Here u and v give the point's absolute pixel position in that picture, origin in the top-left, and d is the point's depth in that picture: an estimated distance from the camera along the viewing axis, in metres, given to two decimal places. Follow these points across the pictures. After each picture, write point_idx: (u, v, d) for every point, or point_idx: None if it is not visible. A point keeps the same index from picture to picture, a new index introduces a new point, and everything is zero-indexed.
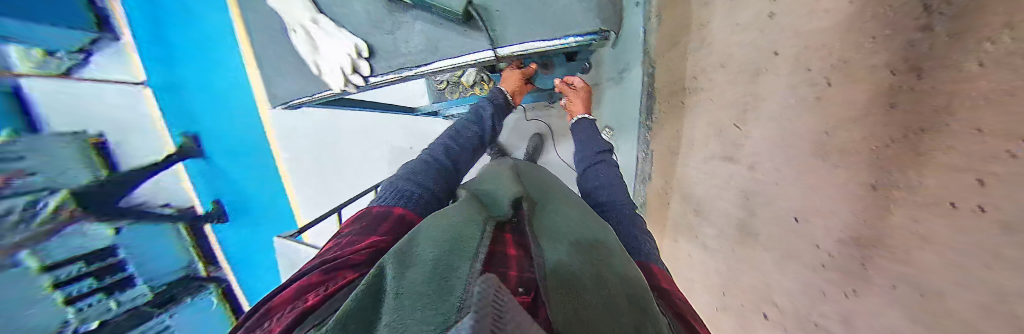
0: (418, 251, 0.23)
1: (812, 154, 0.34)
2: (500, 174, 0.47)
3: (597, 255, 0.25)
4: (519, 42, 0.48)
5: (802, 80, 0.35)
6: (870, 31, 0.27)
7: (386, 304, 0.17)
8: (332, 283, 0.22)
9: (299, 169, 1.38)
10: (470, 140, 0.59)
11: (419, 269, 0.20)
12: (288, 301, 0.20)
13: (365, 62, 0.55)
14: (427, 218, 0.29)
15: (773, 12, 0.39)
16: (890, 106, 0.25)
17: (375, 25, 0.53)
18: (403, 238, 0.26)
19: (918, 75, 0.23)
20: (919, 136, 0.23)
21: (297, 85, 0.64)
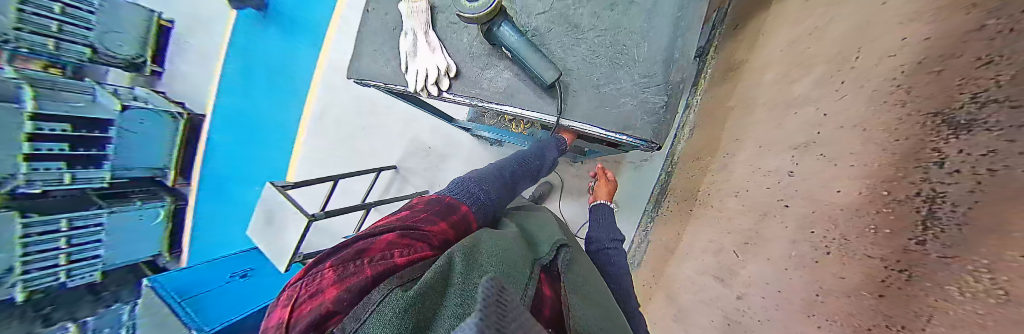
0: (484, 260, 0.30)
1: (801, 307, 0.36)
2: (545, 219, 0.54)
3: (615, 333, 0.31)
4: (581, 121, 0.55)
5: (805, 238, 0.39)
6: (872, 223, 0.31)
7: (467, 294, 0.24)
8: (411, 252, 0.31)
9: (321, 125, 1.49)
10: (532, 170, 0.63)
11: (481, 273, 0.27)
12: (385, 248, 0.30)
13: (447, 81, 0.61)
14: (490, 234, 0.37)
15: (791, 172, 0.45)
16: (878, 293, 0.28)
17: (472, 57, 0.61)
18: (469, 241, 0.33)
19: (906, 276, 0.26)
20: (896, 330, 0.25)
21: (375, 66, 0.66)
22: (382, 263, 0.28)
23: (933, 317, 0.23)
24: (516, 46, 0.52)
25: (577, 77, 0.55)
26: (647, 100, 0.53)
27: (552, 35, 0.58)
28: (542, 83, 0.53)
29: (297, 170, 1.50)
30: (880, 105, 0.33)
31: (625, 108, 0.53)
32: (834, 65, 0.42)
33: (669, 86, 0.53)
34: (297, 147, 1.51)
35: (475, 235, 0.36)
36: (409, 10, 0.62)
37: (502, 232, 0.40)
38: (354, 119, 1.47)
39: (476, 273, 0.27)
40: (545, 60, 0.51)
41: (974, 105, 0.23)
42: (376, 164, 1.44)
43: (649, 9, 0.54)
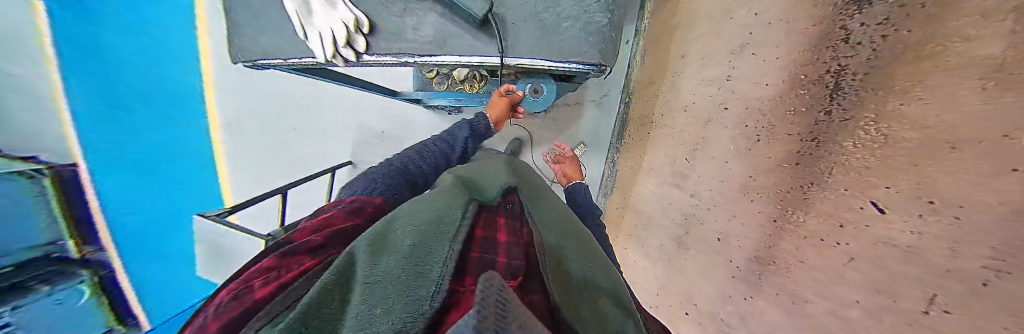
0: (400, 238, 0.29)
1: (738, 191, 0.43)
2: (496, 169, 0.58)
3: (586, 252, 0.36)
4: (527, 56, 0.52)
5: (740, 133, 0.44)
6: (790, 107, 0.36)
7: (382, 283, 0.22)
8: (290, 269, 0.27)
9: (241, 132, 1.22)
10: (436, 157, 0.66)
11: (393, 256, 0.26)
12: (264, 270, 0.27)
13: (362, 38, 0.52)
14: (412, 208, 0.37)
15: (728, 77, 0.48)
16: (795, 163, 0.35)
17: (386, 5, 0.51)
18: (381, 224, 0.32)
19: (816, 144, 0.33)
20: (809, 188, 0.33)
21: (271, 44, 0.56)
22: (246, 297, 0.23)
23: (834, 170, 0.31)
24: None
25: (511, 8, 0.51)
26: (590, 20, 0.50)
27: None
28: (474, 17, 0.49)
29: (230, 188, 1.26)
30: None
31: (571, 33, 0.51)
32: None
33: (608, 5, 0.49)
34: (216, 161, 1.22)
35: (388, 217, 0.35)
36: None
37: (425, 199, 0.40)
38: (281, 117, 1.22)
39: (390, 254, 0.26)
40: None
41: None
42: (329, 162, 1.26)
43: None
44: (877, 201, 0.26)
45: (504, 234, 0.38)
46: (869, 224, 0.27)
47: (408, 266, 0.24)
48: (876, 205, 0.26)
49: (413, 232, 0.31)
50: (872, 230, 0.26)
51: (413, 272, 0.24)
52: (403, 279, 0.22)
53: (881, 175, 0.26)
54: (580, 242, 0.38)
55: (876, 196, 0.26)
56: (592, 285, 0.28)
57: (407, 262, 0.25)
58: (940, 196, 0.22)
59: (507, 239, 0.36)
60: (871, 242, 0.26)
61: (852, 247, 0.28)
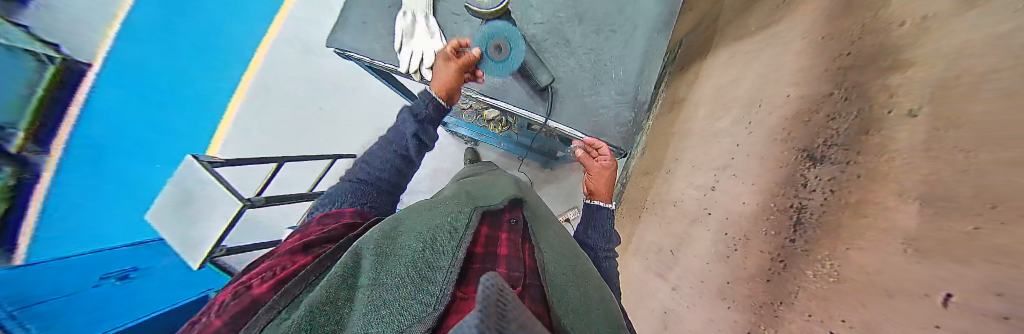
0: (404, 252, 0.36)
1: (716, 295, 0.46)
2: (505, 181, 0.66)
3: (577, 277, 0.43)
4: (567, 124, 0.62)
5: (720, 239, 0.49)
6: (761, 226, 0.43)
7: (386, 292, 0.29)
8: (282, 268, 0.36)
9: (269, 101, 1.48)
10: (388, 163, 0.59)
11: (399, 261, 0.34)
12: (263, 272, 0.35)
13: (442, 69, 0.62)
14: (421, 220, 0.44)
15: (713, 187, 0.55)
16: (766, 279, 0.40)
17: (472, 55, 0.63)
18: (384, 230, 0.40)
19: (783, 265, 0.38)
20: (778, 305, 0.37)
21: (360, 43, 0.64)
22: (248, 294, 0.31)
23: (799, 294, 0.35)
24: (514, 45, 0.56)
25: (565, 86, 0.62)
26: (619, 114, 0.61)
27: (548, 43, 0.62)
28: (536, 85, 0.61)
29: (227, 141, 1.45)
30: (778, 143, 0.45)
31: (604, 117, 0.61)
32: (744, 108, 0.54)
33: (636, 105, 0.60)
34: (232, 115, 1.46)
35: (394, 224, 0.43)
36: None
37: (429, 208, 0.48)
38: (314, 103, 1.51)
39: (402, 262, 0.34)
40: (540, 63, 0.59)
41: (833, 151, 0.38)
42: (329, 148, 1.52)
43: (627, 36, 0.61)
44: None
45: (504, 247, 0.44)
46: None
47: (413, 274, 0.32)
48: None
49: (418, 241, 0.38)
50: None
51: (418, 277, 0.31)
52: (407, 284, 0.30)
53: (842, 308, 0.31)
54: (575, 269, 0.45)
55: (838, 328, 0.31)
56: (575, 310, 0.35)
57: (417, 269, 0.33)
58: None
59: (508, 251, 0.43)
60: None
61: None
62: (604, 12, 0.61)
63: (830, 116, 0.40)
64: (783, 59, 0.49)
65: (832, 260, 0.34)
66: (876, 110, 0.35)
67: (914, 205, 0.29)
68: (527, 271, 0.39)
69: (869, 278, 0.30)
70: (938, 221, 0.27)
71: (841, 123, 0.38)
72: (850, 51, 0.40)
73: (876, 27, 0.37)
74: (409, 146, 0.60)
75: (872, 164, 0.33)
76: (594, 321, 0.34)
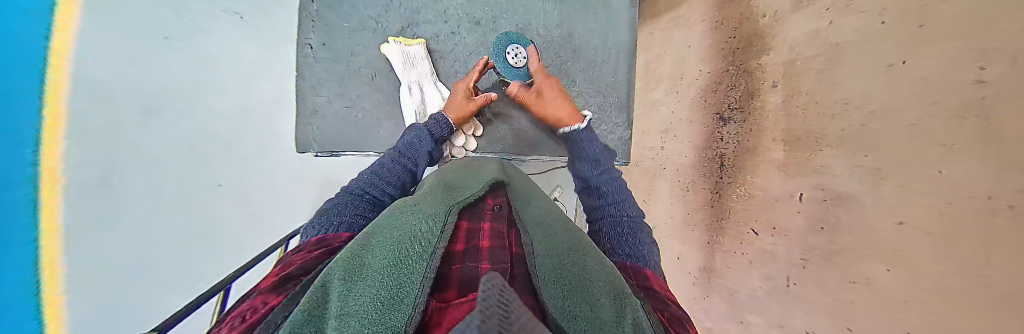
0: (380, 264, 0.19)
1: (684, 225, 0.67)
2: (487, 163, 0.48)
3: (576, 242, 0.29)
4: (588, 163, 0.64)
5: (678, 186, 0.68)
6: (701, 172, 0.63)
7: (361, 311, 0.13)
8: (251, 312, 0.16)
9: None
10: (397, 174, 0.40)
11: (371, 280, 0.17)
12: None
13: (474, 140, 0.54)
14: (391, 216, 0.27)
15: (662, 146, 0.73)
16: (710, 205, 0.61)
17: (491, 115, 0.54)
18: (360, 239, 0.23)
19: (717, 194, 0.59)
20: (721, 222, 0.59)
21: (340, 127, 0.48)
22: None
23: (729, 211, 0.57)
24: None
25: None
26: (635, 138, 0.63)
27: (561, 87, 0.53)
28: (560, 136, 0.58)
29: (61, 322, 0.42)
30: (700, 108, 0.63)
31: None
32: (672, 80, 0.70)
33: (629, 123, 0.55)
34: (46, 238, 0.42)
35: (363, 234, 0.25)
36: (405, 58, 0.48)
37: (408, 207, 0.30)
38: (214, 157, 0.62)
39: (363, 285, 0.16)
40: None
41: (734, 112, 0.57)
42: (253, 248, 0.66)
43: (614, 63, 0.54)
44: (754, 228, 0.52)
45: (487, 239, 0.30)
46: (752, 240, 0.52)
47: (388, 290, 0.15)
48: (754, 230, 0.52)
49: (394, 240, 0.22)
50: (755, 243, 0.52)
51: (383, 298, 0.15)
52: (381, 302, 0.14)
53: (755, 211, 0.52)
54: (577, 237, 0.30)
55: (752, 224, 0.53)
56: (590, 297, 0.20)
57: (381, 290, 0.15)
58: (781, 226, 0.48)
59: (492, 245, 0.28)
60: (759, 250, 0.51)
61: (750, 253, 0.53)
62: (591, 43, 0.54)
63: (729, 86, 0.58)
64: (691, 39, 0.66)
65: (744, 186, 0.55)
66: (757, 83, 0.53)
67: (782, 145, 0.48)
68: (514, 260, 0.27)
69: (765, 195, 0.51)
70: (796, 153, 0.46)
71: (738, 93, 0.56)
72: (734, 35, 0.57)
73: (747, 20, 0.55)
74: (411, 168, 0.42)
75: (757, 121, 0.52)
76: (596, 302, 0.19)
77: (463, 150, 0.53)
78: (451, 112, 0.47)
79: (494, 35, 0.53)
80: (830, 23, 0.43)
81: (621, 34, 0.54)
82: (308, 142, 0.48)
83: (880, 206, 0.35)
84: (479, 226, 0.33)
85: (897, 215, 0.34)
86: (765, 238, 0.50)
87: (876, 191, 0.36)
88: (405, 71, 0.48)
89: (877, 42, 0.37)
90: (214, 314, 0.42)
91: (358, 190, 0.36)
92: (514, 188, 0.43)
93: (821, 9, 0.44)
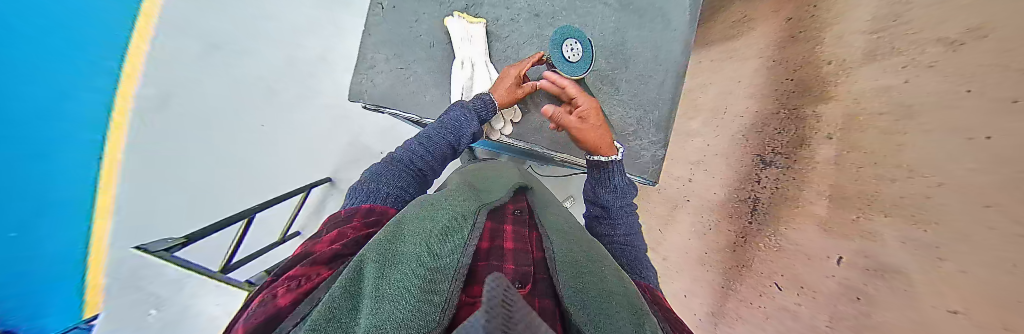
0: (411, 249, 0.21)
1: (699, 263, 0.63)
2: (509, 170, 0.50)
3: (594, 252, 0.29)
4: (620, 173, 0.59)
5: (699, 221, 0.65)
6: (730, 212, 0.59)
7: (390, 302, 0.15)
8: (308, 277, 0.18)
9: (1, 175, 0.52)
10: (440, 148, 0.41)
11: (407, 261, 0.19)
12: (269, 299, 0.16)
13: (511, 126, 0.53)
14: (418, 207, 0.29)
15: (690, 178, 0.70)
16: (733, 249, 0.57)
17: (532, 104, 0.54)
18: (387, 229, 0.24)
19: (743, 239, 0.56)
20: (742, 268, 0.55)
21: (390, 85, 0.51)
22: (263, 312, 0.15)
23: (753, 259, 0.53)
24: None
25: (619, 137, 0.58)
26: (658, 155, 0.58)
27: (602, 93, 0.53)
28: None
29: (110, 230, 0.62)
30: (739, 146, 0.60)
31: None
32: (713, 112, 0.68)
33: (665, 143, 0.53)
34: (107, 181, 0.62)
35: (393, 221, 0.27)
36: (465, 34, 0.50)
37: (433, 201, 0.31)
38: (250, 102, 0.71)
39: (394, 273, 0.18)
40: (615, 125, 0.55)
41: (776, 156, 0.54)
42: (267, 193, 0.73)
43: (659, 81, 0.53)
44: (776, 282, 0.49)
45: (511, 240, 0.29)
46: (773, 295, 0.49)
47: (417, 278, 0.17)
48: (777, 284, 0.49)
49: (423, 233, 0.23)
50: (777, 299, 0.48)
51: (411, 292, 0.16)
52: (407, 296, 0.16)
53: (784, 265, 0.48)
54: (594, 248, 0.31)
55: (776, 278, 0.49)
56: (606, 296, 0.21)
57: (411, 279, 0.17)
58: (809, 286, 0.44)
59: (518, 246, 0.28)
60: (779, 307, 0.47)
61: (769, 308, 0.49)
62: (641, 56, 0.53)
63: (777, 129, 0.55)
64: (742, 74, 0.63)
65: (774, 235, 0.51)
66: (810, 131, 0.49)
67: (826, 202, 0.45)
68: (536, 264, 0.26)
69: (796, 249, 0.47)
70: (840, 213, 0.43)
71: (786, 138, 0.53)
72: (792, 77, 0.54)
73: (809, 63, 0.52)
74: (454, 144, 0.42)
75: (804, 170, 0.49)
76: (617, 307, 0.19)
77: (499, 135, 0.53)
78: (498, 93, 0.47)
79: (550, 28, 0.53)
80: (906, 81, 0.39)
81: (674, 52, 0.53)
82: (360, 93, 0.51)
83: (937, 286, 0.32)
84: (503, 228, 0.32)
85: (953, 301, 0.30)
86: (788, 296, 0.47)
87: (927, 270, 0.33)
88: (462, 46, 0.50)
89: (956, 109, 0.34)
90: (234, 241, 0.45)
91: (404, 160, 0.39)
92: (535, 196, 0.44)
93: (895, 65, 0.41)
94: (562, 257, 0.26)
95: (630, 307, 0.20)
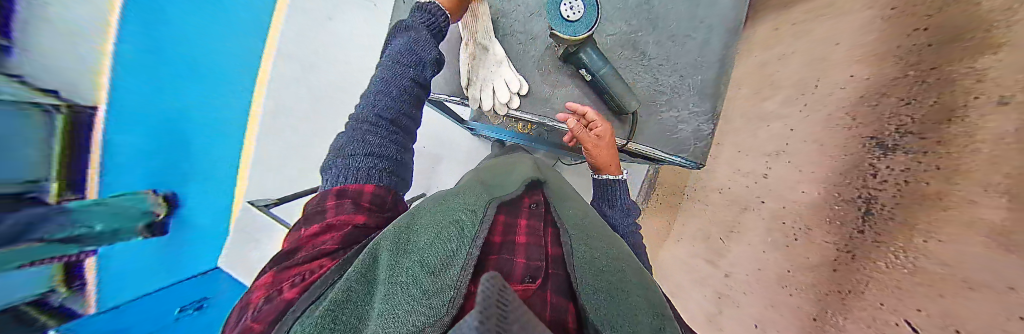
0: (421, 241, 0.24)
1: (778, 283, 0.47)
2: (522, 163, 0.51)
3: (609, 248, 0.30)
4: (654, 146, 0.47)
5: (777, 227, 0.49)
6: (827, 217, 0.42)
7: (402, 291, 0.19)
8: (309, 273, 0.22)
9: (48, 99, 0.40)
10: (397, 89, 0.34)
11: (420, 252, 0.23)
12: (272, 286, 0.21)
13: (517, 99, 0.45)
14: (431, 202, 0.33)
15: (765, 174, 0.54)
16: (832, 268, 0.40)
17: (541, 72, 0.46)
18: (400, 220, 0.26)
19: (851, 255, 0.38)
20: (848, 295, 0.38)
21: None
22: (275, 301, 0.20)
23: (868, 284, 0.36)
24: (605, 77, 0.41)
25: (649, 110, 0.46)
26: (698, 128, 0.46)
27: (622, 59, 0.45)
28: (617, 109, 0.44)
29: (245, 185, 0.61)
30: (839, 126, 0.44)
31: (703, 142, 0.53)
32: (797, 88, 0.52)
33: (715, 115, 0.46)
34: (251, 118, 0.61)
35: (410, 210, 0.31)
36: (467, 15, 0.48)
37: (447, 198, 0.34)
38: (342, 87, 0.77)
39: (406, 260, 0.22)
40: (646, 89, 0.45)
41: (900, 135, 0.37)
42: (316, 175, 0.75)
43: (702, 40, 0.45)
44: (909, 321, 0.32)
45: (524, 234, 0.32)
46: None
47: (424, 271, 0.21)
48: (909, 325, 0.32)
49: (433, 229, 0.26)
50: None
51: (417, 283, 0.20)
52: (416, 287, 0.19)
53: (922, 298, 0.31)
54: (613, 242, 0.32)
55: (907, 314, 0.32)
56: (611, 299, 0.24)
57: (417, 270, 0.21)
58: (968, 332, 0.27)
59: (531, 240, 0.31)
60: None
61: None
62: (673, 18, 0.44)
63: (907, 98, 0.37)
64: (842, 34, 0.47)
65: (905, 251, 0.33)
66: (964, 95, 0.32)
67: (1001, 201, 0.26)
68: (549, 261, 0.29)
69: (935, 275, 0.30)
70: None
71: (921, 108, 0.35)
72: (927, 24, 0.37)
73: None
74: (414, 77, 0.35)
75: (956, 153, 0.31)
76: (617, 309, 0.23)
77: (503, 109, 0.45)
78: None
79: None
80: None
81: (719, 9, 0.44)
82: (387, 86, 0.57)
83: None
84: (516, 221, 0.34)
85: None
86: None
87: None
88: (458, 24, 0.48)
89: None
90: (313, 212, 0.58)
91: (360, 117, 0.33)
92: (552, 189, 0.43)
93: None
94: (577, 254, 0.28)
95: (632, 309, 0.23)
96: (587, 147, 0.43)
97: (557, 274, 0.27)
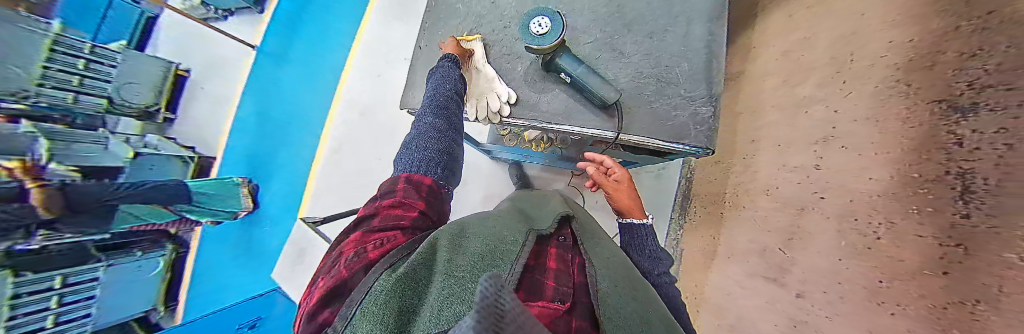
0: (470, 249, 0.26)
1: (868, 299, 0.36)
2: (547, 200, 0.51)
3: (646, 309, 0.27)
4: (645, 136, 0.46)
5: (851, 227, 0.41)
6: (914, 205, 0.32)
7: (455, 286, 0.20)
8: (387, 238, 0.27)
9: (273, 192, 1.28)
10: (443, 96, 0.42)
11: (470, 258, 0.24)
12: (359, 241, 0.27)
13: (508, 107, 0.50)
14: (477, 217, 0.35)
15: (818, 164, 0.48)
16: (942, 272, 0.28)
17: (527, 81, 0.51)
18: (453, 226, 0.29)
19: (962, 251, 0.26)
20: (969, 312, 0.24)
21: None
22: (362, 256, 0.25)
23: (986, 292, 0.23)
24: (580, 75, 0.44)
25: (633, 100, 0.46)
26: (697, 111, 0.45)
27: (603, 61, 0.48)
28: (600, 103, 0.45)
29: None
30: (888, 95, 0.37)
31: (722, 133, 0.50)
32: (832, 68, 0.47)
33: (713, 98, 0.45)
34: None
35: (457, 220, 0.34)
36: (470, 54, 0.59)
37: (492, 217, 0.36)
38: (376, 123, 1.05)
39: (458, 263, 0.24)
40: (631, 82, 0.47)
41: (973, 90, 0.26)
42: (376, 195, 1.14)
43: (683, 31, 0.47)
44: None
45: (555, 261, 0.30)
46: None
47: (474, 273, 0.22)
48: None
49: (481, 242, 0.27)
50: None
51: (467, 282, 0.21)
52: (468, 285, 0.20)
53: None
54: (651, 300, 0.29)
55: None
56: None
57: (468, 272, 0.22)
58: None
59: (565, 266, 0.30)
60: None
61: None
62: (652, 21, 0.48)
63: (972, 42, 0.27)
64: (867, 2, 0.42)
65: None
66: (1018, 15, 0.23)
67: None
68: (577, 288, 0.26)
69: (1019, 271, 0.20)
70: None
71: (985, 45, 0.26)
72: None
73: None
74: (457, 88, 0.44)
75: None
76: None
77: (498, 117, 0.50)
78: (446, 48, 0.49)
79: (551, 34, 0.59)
80: None
81: None
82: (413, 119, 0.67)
83: None
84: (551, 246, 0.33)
85: None
86: None
87: None
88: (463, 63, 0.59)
89: None
90: None
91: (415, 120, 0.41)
92: (581, 228, 0.40)
93: None
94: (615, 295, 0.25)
95: None
96: (609, 189, 0.55)
97: (582, 301, 0.24)
